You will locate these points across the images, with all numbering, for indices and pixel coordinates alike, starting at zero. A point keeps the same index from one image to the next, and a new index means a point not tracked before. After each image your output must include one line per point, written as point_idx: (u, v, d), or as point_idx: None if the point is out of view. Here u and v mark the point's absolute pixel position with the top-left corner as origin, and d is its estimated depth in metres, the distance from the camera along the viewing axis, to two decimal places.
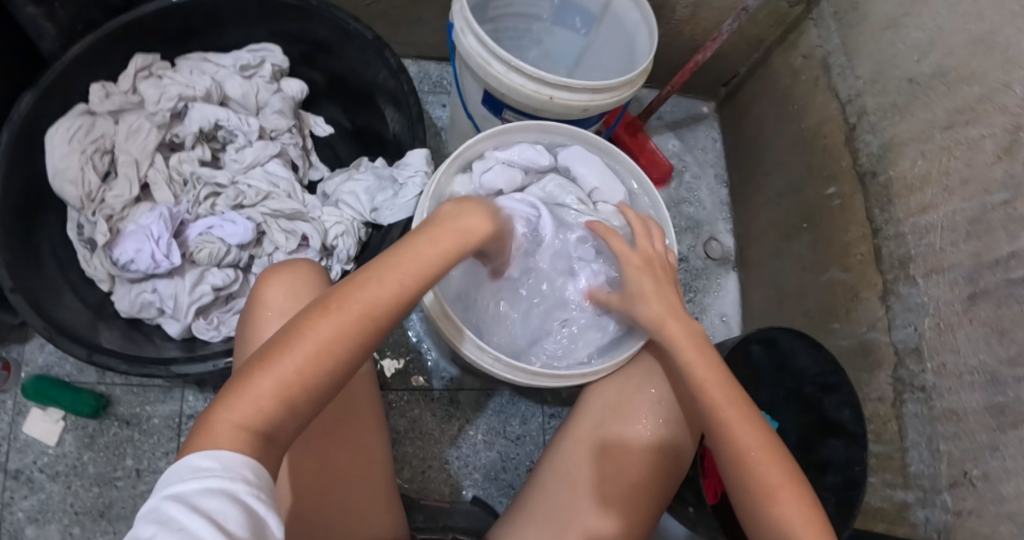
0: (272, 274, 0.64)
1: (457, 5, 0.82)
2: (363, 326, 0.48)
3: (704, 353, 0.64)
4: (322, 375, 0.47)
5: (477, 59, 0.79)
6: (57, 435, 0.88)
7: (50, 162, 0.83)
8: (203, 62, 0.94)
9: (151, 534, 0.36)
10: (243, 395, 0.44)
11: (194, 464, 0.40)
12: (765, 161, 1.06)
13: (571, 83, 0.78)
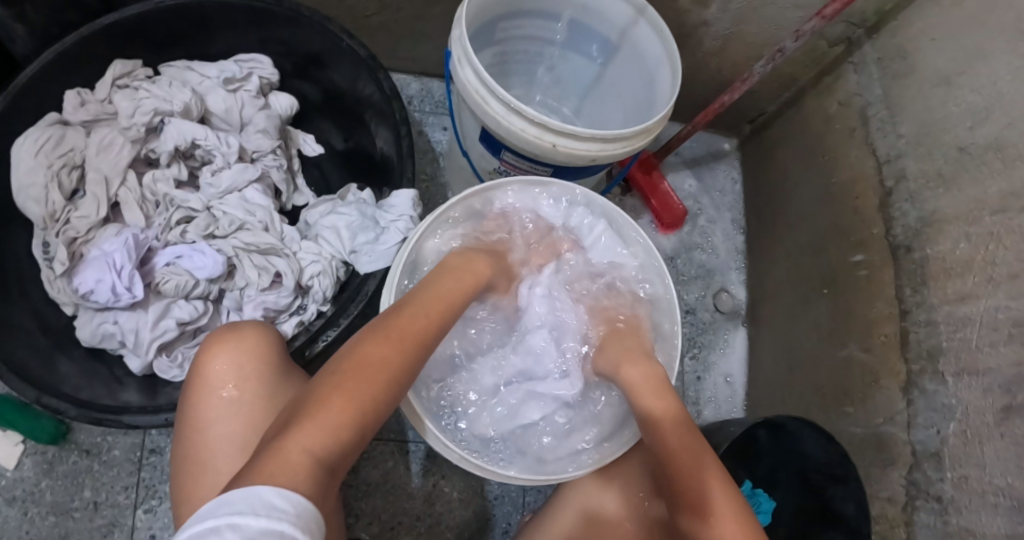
0: (216, 341, 0.59)
1: (456, 31, 0.73)
2: (413, 350, 0.55)
3: (661, 392, 0.62)
4: (386, 395, 0.51)
5: (474, 96, 0.71)
6: (15, 459, 0.85)
7: (16, 177, 0.78)
8: (186, 71, 0.87)
9: None
10: (320, 418, 0.46)
11: (271, 501, 0.38)
12: (788, 211, 0.96)
13: (577, 131, 0.70)
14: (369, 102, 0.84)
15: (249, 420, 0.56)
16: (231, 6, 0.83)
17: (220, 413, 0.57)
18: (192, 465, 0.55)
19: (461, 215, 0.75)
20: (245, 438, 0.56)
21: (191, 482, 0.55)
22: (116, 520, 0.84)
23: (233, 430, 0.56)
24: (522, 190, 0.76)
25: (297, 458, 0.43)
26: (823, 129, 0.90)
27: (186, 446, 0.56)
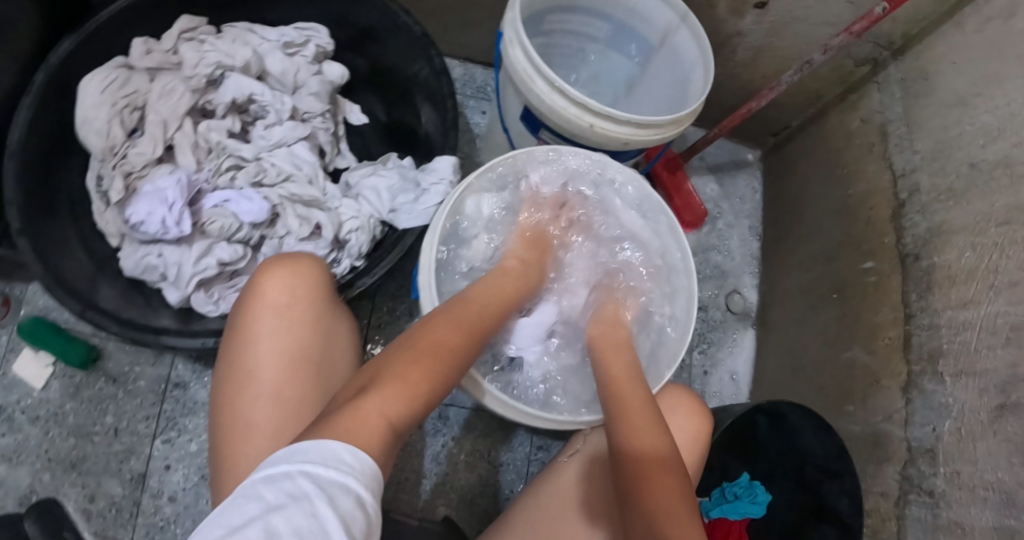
0: (272, 267, 0.62)
1: (511, 13, 0.76)
2: (474, 341, 0.60)
3: (633, 382, 0.65)
4: (450, 374, 0.55)
5: (521, 74, 0.75)
6: (43, 379, 0.88)
7: (81, 110, 0.82)
8: (248, 33, 0.90)
9: (284, 502, 0.34)
10: (407, 381, 0.50)
11: (338, 457, 0.39)
12: (803, 220, 1.00)
13: (615, 113, 0.73)
14: (418, 75, 0.88)
15: (294, 338, 0.60)
16: None
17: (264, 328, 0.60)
18: (236, 370, 0.59)
19: (502, 179, 0.79)
20: (291, 355, 0.60)
21: (234, 387, 0.59)
22: (133, 448, 0.87)
23: (278, 345, 0.60)
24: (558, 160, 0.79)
25: (386, 409, 0.47)
26: (843, 143, 0.94)
27: (232, 354, 0.60)
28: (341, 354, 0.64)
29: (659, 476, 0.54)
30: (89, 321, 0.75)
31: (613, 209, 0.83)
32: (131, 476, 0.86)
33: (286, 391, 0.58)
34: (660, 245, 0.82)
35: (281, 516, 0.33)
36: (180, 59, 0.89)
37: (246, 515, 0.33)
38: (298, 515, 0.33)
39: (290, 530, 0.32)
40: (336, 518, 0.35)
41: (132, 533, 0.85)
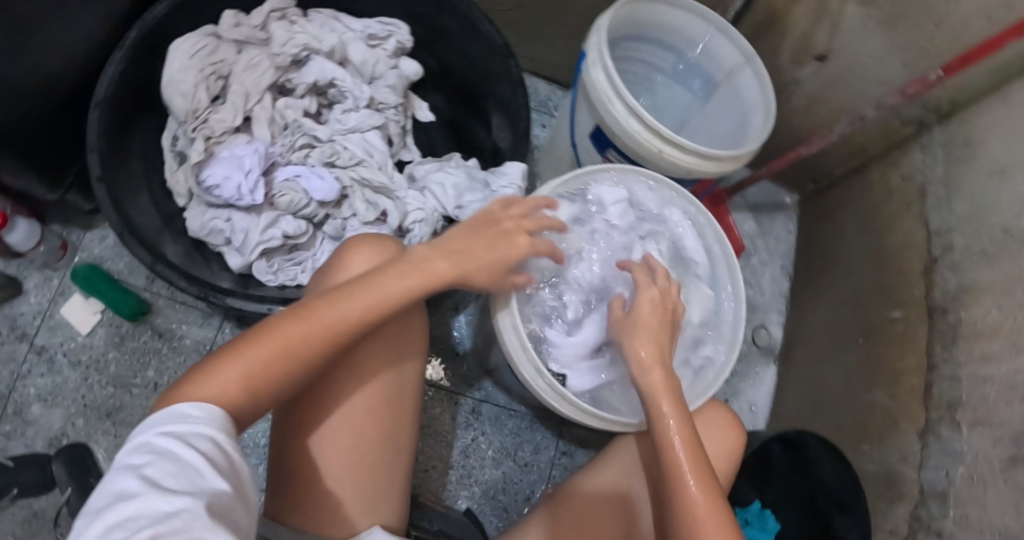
0: (357, 241, 0.65)
1: (597, 36, 0.79)
2: (332, 334, 0.53)
3: (675, 398, 0.60)
4: (284, 371, 0.51)
5: (601, 95, 0.78)
6: (89, 326, 0.90)
7: (169, 71, 0.85)
8: (333, 20, 0.94)
9: (147, 461, 0.41)
10: (224, 381, 0.48)
11: (185, 410, 0.45)
12: (838, 265, 1.04)
13: (685, 143, 0.76)
14: (492, 79, 0.91)
15: None
16: None
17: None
18: None
19: (568, 190, 0.72)
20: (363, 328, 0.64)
21: None
22: None
23: None
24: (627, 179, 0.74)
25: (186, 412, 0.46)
26: (883, 198, 0.99)
27: None
28: (416, 335, 0.69)
29: (696, 506, 0.53)
30: (158, 274, 0.77)
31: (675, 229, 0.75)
32: None
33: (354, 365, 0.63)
34: (713, 269, 0.74)
35: (152, 472, 0.40)
36: (268, 36, 0.92)
37: (118, 481, 0.40)
38: (164, 468, 0.40)
39: (162, 479, 0.40)
40: (198, 459, 0.42)
41: None
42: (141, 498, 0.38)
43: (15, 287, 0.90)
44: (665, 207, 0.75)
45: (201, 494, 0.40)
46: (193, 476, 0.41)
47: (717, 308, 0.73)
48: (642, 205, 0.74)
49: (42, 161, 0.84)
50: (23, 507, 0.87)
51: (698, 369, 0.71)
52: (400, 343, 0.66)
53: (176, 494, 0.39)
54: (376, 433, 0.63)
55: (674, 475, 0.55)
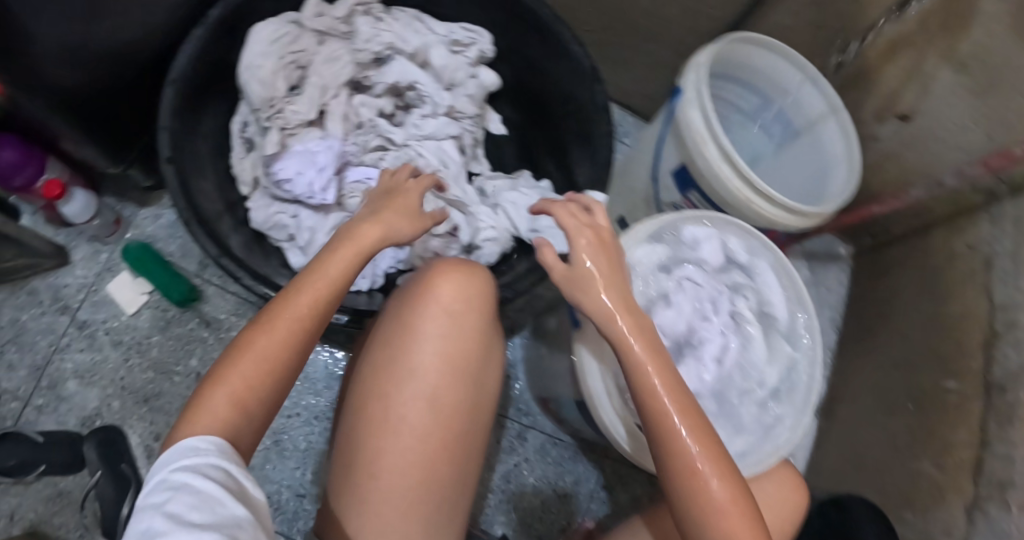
0: (448, 269, 0.64)
1: (695, 74, 0.78)
2: (297, 330, 0.55)
3: (673, 386, 0.56)
4: (271, 380, 0.53)
5: (694, 135, 0.76)
6: (135, 306, 0.88)
7: (249, 53, 0.82)
8: (417, 21, 0.91)
9: (167, 497, 0.44)
10: (215, 403, 0.51)
11: (191, 447, 0.48)
12: (893, 325, 1.03)
13: (775, 196, 0.75)
14: (576, 102, 0.90)
15: (455, 335, 0.62)
16: None
17: (435, 331, 0.62)
18: (388, 359, 0.62)
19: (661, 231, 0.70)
20: (449, 356, 0.62)
21: (393, 377, 0.61)
22: None
23: (439, 348, 0.62)
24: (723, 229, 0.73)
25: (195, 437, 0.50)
26: (939, 255, 0.97)
27: (394, 344, 0.62)
28: (494, 367, 0.66)
29: (689, 452, 0.54)
30: (222, 267, 0.76)
31: (761, 286, 0.73)
32: None
33: (440, 395, 0.61)
34: (795, 327, 0.73)
35: (174, 506, 0.43)
36: (350, 29, 0.89)
37: (144, 520, 0.43)
38: (183, 503, 0.44)
39: (184, 513, 0.43)
40: (213, 491, 0.45)
41: None
42: (169, 533, 0.42)
43: (63, 257, 0.89)
44: (753, 258, 0.74)
45: (223, 523, 0.44)
46: (212, 506, 0.44)
47: (794, 367, 0.72)
48: (732, 253, 0.73)
49: (110, 134, 0.82)
50: (48, 484, 0.85)
51: (768, 425, 0.69)
52: (478, 375, 0.64)
53: (203, 526, 0.43)
54: (442, 465, 0.61)
55: (662, 428, 0.54)
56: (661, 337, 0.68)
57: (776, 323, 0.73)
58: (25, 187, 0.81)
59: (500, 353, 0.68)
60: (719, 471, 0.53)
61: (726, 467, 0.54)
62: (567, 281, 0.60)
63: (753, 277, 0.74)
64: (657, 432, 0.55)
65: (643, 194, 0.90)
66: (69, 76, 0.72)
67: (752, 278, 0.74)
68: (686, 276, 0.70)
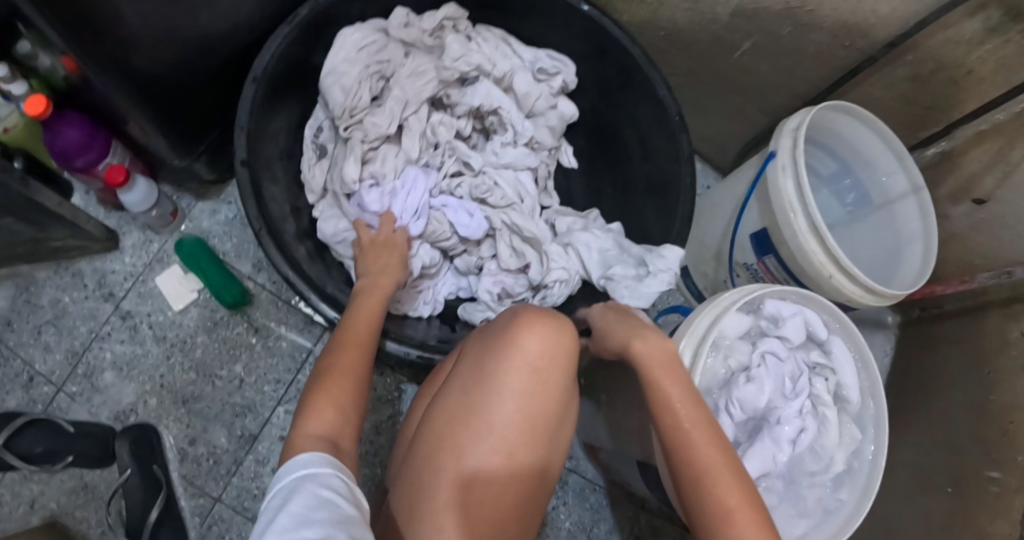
0: (536, 319, 0.65)
1: (790, 141, 0.81)
2: (364, 352, 0.62)
3: (699, 413, 0.58)
4: (355, 391, 0.59)
5: (785, 203, 0.80)
6: (183, 302, 0.87)
7: (334, 60, 0.83)
8: (504, 43, 0.93)
9: (288, 499, 0.45)
10: (321, 410, 0.55)
11: (306, 458, 0.49)
12: (935, 405, 0.99)
13: (858, 275, 0.78)
14: (657, 149, 0.90)
15: (535, 392, 0.63)
16: (572, 10, 0.88)
17: (517, 387, 0.63)
18: (465, 406, 0.63)
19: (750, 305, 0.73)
20: (527, 414, 0.62)
21: (469, 429, 0.61)
22: (253, 406, 0.86)
23: (519, 404, 0.62)
24: (807, 308, 0.75)
25: (310, 445, 0.52)
26: (990, 336, 0.92)
27: (474, 396, 0.63)
28: (565, 435, 0.67)
29: (704, 453, 0.56)
30: (291, 284, 0.75)
31: (835, 368, 0.76)
32: (242, 433, 0.85)
33: (516, 453, 0.62)
34: (863, 410, 0.76)
35: (296, 506, 0.44)
36: (436, 44, 0.90)
37: (269, 521, 0.44)
38: (305, 504, 0.44)
39: (306, 512, 0.43)
40: (331, 497, 0.45)
41: (223, 490, 0.83)
42: (294, 527, 0.42)
43: (112, 242, 0.87)
44: (831, 336, 0.77)
45: (343, 522, 0.43)
46: (332, 508, 0.44)
47: (859, 451, 0.75)
48: (815, 331, 0.76)
49: (180, 128, 0.80)
50: (73, 476, 0.82)
51: (830, 507, 0.73)
52: (551, 436, 0.65)
53: (324, 521, 0.43)
54: (507, 517, 0.61)
55: (679, 433, 0.57)
56: (740, 411, 0.70)
57: (847, 405, 0.77)
58: (86, 168, 0.79)
59: (571, 422, 0.68)
60: (728, 474, 0.55)
61: (737, 470, 0.56)
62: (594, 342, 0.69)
63: (830, 357, 0.77)
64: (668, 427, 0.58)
65: (716, 249, 0.96)
66: (155, 66, 0.70)
67: (828, 358, 0.77)
68: (769, 350, 0.74)
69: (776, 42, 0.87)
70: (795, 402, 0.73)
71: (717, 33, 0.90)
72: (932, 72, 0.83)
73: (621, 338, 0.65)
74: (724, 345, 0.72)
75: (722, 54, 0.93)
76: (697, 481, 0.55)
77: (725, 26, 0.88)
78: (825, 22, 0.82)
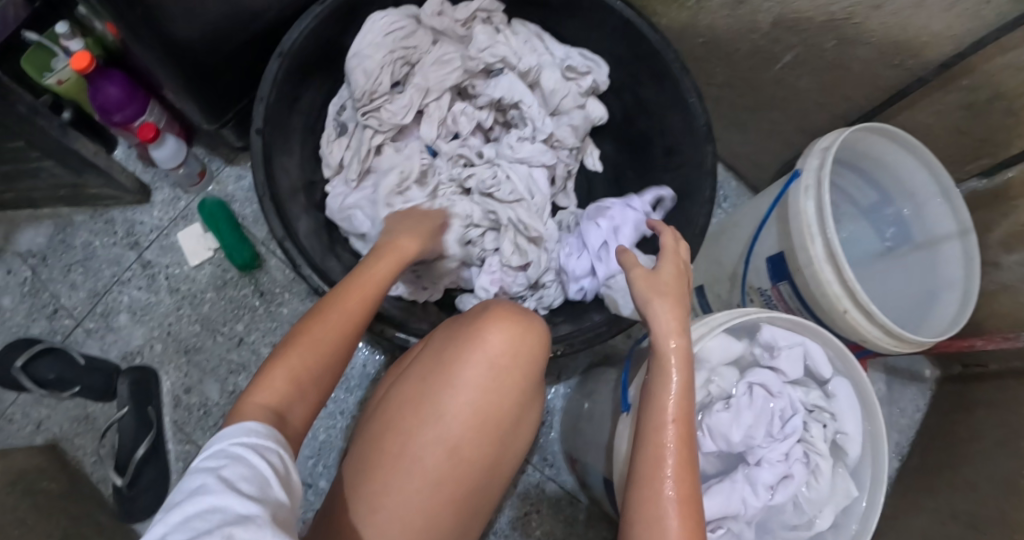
0: (507, 315, 0.62)
1: (818, 160, 0.76)
2: (349, 330, 0.56)
3: (682, 440, 0.54)
4: (323, 366, 0.53)
5: (801, 226, 0.75)
6: (199, 259, 0.91)
7: (362, 42, 0.84)
8: (536, 39, 0.92)
9: (222, 464, 0.40)
10: (276, 377, 0.51)
11: (254, 426, 0.45)
12: (960, 473, 0.89)
13: (876, 315, 0.72)
14: (683, 159, 0.86)
15: (494, 387, 0.60)
16: (608, 10, 0.85)
17: (474, 380, 0.59)
18: (423, 388, 0.60)
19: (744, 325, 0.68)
20: (478, 410, 0.59)
21: (417, 414, 0.59)
22: (246, 366, 0.89)
23: (473, 399, 0.59)
24: (809, 340, 0.69)
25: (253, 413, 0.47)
26: None
27: (430, 378, 0.60)
28: (522, 438, 0.64)
29: (663, 484, 0.53)
30: (285, 250, 0.75)
31: (837, 411, 0.69)
32: (233, 390, 0.88)
33: (460, 448, 0.58)
34: (862, 465, 0.69)
35: (228, 472, 0.40)
36: (465, 34, 0.90)
37: (195, 479, 0.39)
38: (240, 472, 0.40)
39: (233, 483, 0.39)
40: (268, 471, 0.41)
41: (208, 441, 0.87)
42: (218, 494, 0.38)
43: (144, 195, 0.93)
44: (834, 376, 0.70)
45: (268, 505, 0.39)
46: (264, 484, 0.40)
47: (851, 511, 0.68)
48: (816, 367, 0.69)
49: (211, 95, 0.83)
50: (78, 405, 0.88)
51: None
52: (507, 433, 0.61)
53: (251, 497, 0.39)
54: (432, 510, 0.57)
55: (653, 449, 0.54)
56: (711, 439, 0.67)
57: (843, 456, 0.70)
58: (123, 123, 0.84)
59: (530, 428, 0.65)
60: (683, 510, 0.52)
61: (692, 509, 0.52)
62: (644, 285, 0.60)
63: (831, 400, 0.70)
64: (651, 435, 0.55)
65: (732, 271, 0.91)
66: (189, 34, 0.73)
67: (829, 401, 0.71)
68: (757, 382, 0.69)
69: (819, 56, 0.83)
70: (781, 445, 0.67)
71: (757, 42, 0.86)
72: (988, 101, 0.76)
73: (664, 331, 0.57)
74: (705, 369, 0.68)
75: (763, 66, 0.89)
76: (649, 504, 0.52)
77: (765, 35, 0.84)
78: (871, 38, 0.77)
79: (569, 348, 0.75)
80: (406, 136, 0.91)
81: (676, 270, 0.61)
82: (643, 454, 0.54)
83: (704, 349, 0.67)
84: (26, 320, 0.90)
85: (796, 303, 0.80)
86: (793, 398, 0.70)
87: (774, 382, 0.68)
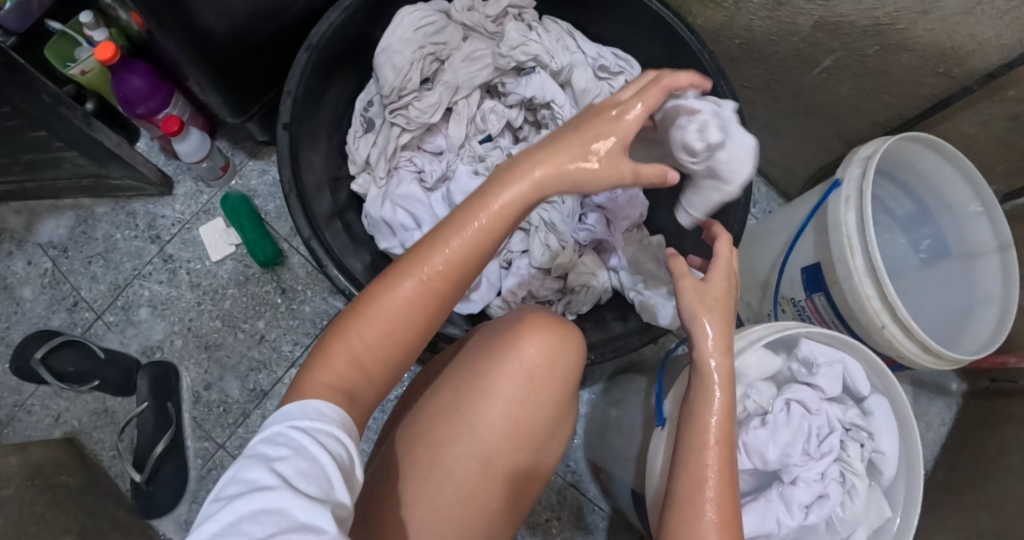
0: (544, 323, 0.60)
1: (859, 169, 0.74)
2: (428, 304, 0.50)
3: (723, 460, 0.53)
4: (394, 345, 0.50)
5: (841, 238, 0.73)
6: (221, 254, 0.90)
7: (392, 37, 0.82)
8: (569, 36, 0.90)
9: (281, 455, 0.39)
10: (336, 354, 0.48)
11: (314, 409, 0.43)
12: (985, 490, 0.88)
13: (916, 331, 0.70)
14: None
15: (530, 397, 0.59)
16: (644, 9, 0.83)
17: (509, 391, 0.58)
18: (458, 396, 0.58)
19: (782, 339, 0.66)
20: (513, 422, 0.58)
21: (451, 424, 0.57)
22: (267, 363, 0.88)
23: (507, 410, 0.58)
24: (846, 356, 0.67)
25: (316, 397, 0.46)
26: None
27: (464, 386, 0.59)
28: (555, 450, 0.63)
29: (704, 505, 0.51)
30: (311, 249, 0.74)
31: (874, 429, 0.68)
32: (253, 388, 0.87)
33: (494, 460, 0.57)
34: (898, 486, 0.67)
35: (286, 466, 0.38)
36: (497, 30, 0.88)
37: (253, 470, 0.38)
38: (299, 467, 0.38)
39: (293, 482, 0.37)
40: (329, 464, 0.40)
41: (227, 438, 0.86)
42: (278, 493, 0.36)
43: (166, 188, 0.92)
44: (871, 394, 0.69)
45: (329, 503, 0.38)
46: (325, 480, 0.39)
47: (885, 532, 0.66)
48: (855, 385, 0.68)
49: (236, 88, 0.82)
50: (97, 399, 0.87)
51: None
52: (540, 447, 0.60)
53: (312, 496, 0.37)
54: (467, 520, 0.56)
55: (693, 470, 0.53)
56: (746, 455, 0.65)
57: (878, 475, 0.68)
58: (147, 116, 0.83)
59: (563, 441, 0.64)
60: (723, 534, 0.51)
61: (733, 533, 0.51)
62: (694, 292, 0.57)
63: (868, 419, 0.68)
64: (692, 455, 0.53)
65: (763, 279, 0.89)
66: (217, 25, 0.71)
67: (866, 420, 0.69)
68: (794, 398, 0.67)
69: (860, 61, 0.81)
70: (818, 463, 0.65)
71: (796, 45, 0.83)
72: None
73: (707, 345, 0.56)
74: (742, 383, 0.67)
75: (801, 70, 0.87)
76: (688, 527, 0.51)
77: (805, 39, 0.82)
78: (917, 44, 0.74)
79: (601, 356, 0.73)
80: (433, 135, 0.90)
81: (727, 284, 0.58)
82: (682, 474, 0.53)
83: (742, 362, 0.66)
84: (47, 312, 0.89)
85: (831, 315, 0.78)
86: (831, 416, 0.68)
87: (812, 399, 0.67)
